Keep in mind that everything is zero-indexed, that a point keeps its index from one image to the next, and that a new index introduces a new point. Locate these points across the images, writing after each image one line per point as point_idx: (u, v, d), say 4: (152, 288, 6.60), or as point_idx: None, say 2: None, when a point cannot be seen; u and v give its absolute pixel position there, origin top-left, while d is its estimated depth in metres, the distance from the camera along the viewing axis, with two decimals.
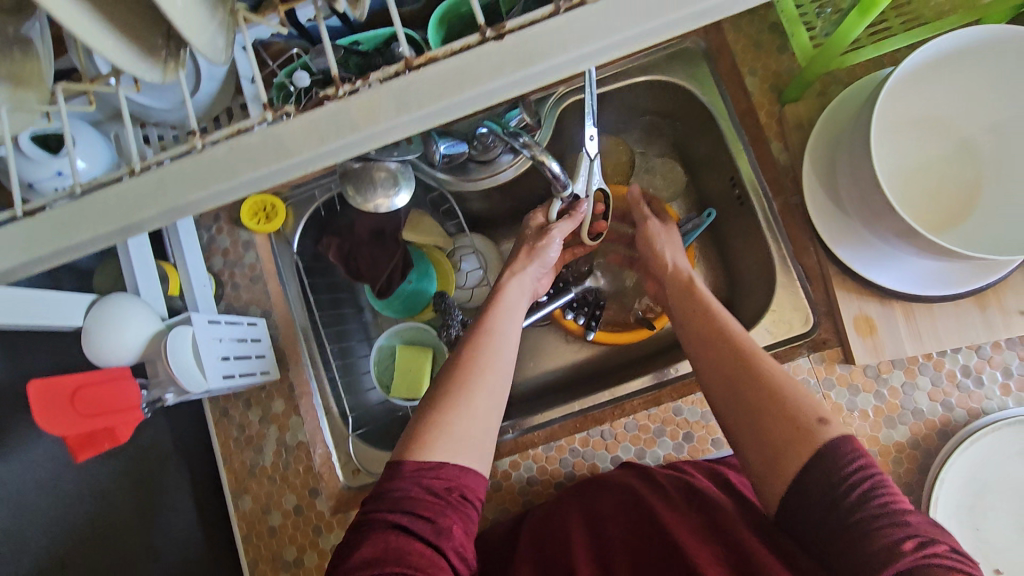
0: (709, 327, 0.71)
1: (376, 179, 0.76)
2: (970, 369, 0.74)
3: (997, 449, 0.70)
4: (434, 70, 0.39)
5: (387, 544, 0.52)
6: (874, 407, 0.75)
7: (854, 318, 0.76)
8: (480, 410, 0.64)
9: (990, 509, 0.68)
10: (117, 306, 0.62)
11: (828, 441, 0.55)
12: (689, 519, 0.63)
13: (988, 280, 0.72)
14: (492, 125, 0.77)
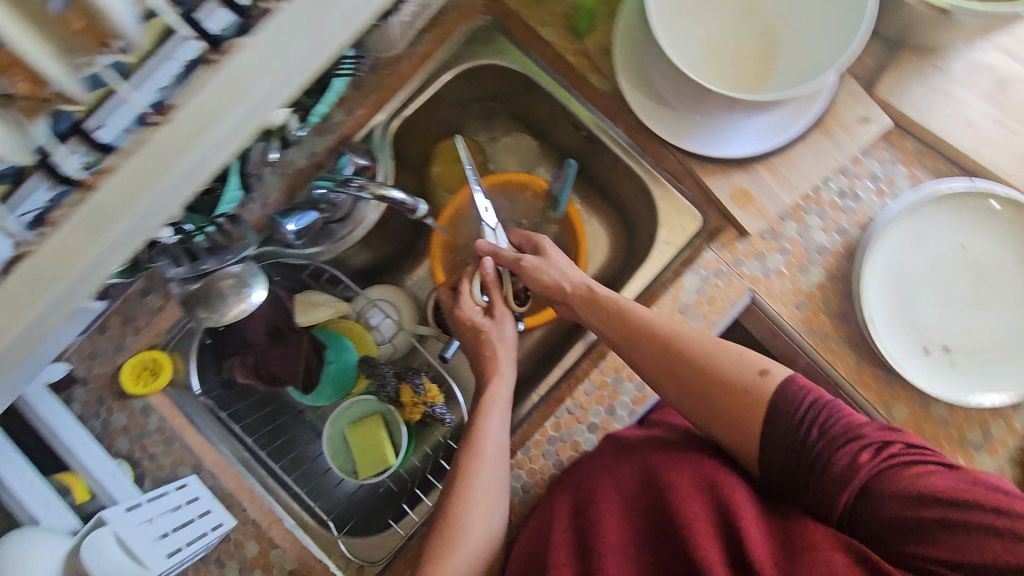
0: (620, 323, 0.72)
1: (225, 292, 0.69)
2: (845, 191, 0.78)
3: (893, 249, 0.74)
4: (116, 179, 0.36)
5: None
6: (785, 263, 0.77)
7: (731, 195, 0.79)
8: (489, 514, 0.67)
9: (914, 301, 0.73)
10: (22, 545, 0.56)
11: (773, 391, 0.62)
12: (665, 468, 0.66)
13: (813, 110, 0.78)
14: (322, 183, 0.74)
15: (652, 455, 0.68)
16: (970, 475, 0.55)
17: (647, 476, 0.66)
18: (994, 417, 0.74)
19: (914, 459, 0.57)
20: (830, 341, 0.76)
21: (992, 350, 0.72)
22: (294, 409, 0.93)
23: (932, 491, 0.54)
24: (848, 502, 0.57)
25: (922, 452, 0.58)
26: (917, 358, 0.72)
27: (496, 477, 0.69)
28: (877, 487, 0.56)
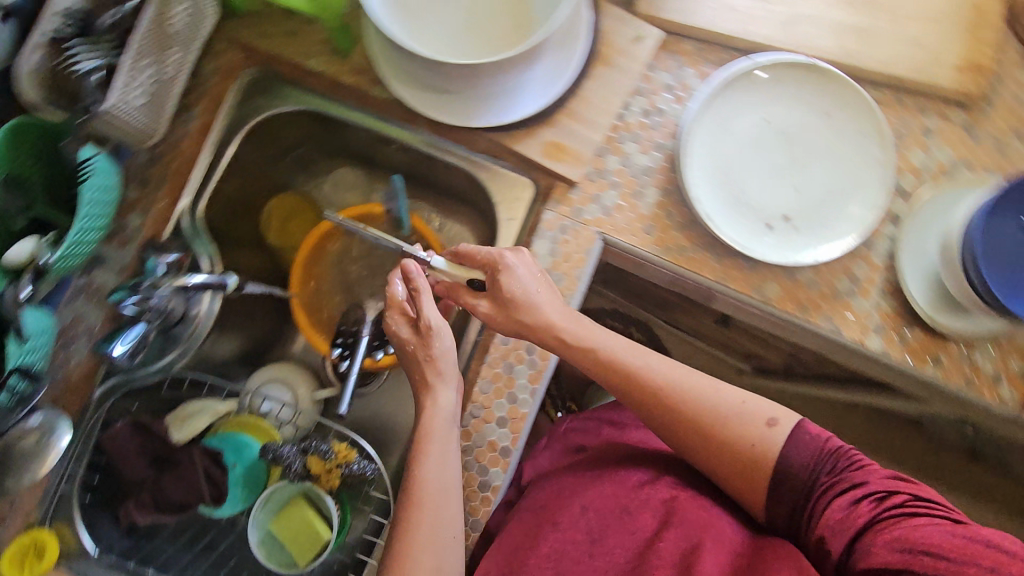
0: (600, 364, 0.70)
1: (27, 451, 0.68)
2: (649, 110, 0.80)
3: (706, 149, 0.76)
4: None
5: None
6: (620, 197, 0.78)
7: (544, 150, 0.77)
8: (440, 547, 0.64)
9: (743, 190, 0.76)
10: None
11: (780, 440, 0.63)
12: (638, 503, 0.69)
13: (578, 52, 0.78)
14: (117, 294, 0.68)
15: (630, 491, 0.71)
16: (977, 532, 0.52)
17: (622, 501, 0.70)
18: (856, 262, 0.77)
19: (923, 514, 0.55)
20: (687, 252, 0.77)
21: (825, 203, 0.75)
22: (222, 523, 0.83)
23: (922, 545, 0.52)
24: (840, 551, 0.58)
25: (934, 507, 0.56)
26: (762, 234, 0.75)
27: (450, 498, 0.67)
28: (868, 536, 0.56)
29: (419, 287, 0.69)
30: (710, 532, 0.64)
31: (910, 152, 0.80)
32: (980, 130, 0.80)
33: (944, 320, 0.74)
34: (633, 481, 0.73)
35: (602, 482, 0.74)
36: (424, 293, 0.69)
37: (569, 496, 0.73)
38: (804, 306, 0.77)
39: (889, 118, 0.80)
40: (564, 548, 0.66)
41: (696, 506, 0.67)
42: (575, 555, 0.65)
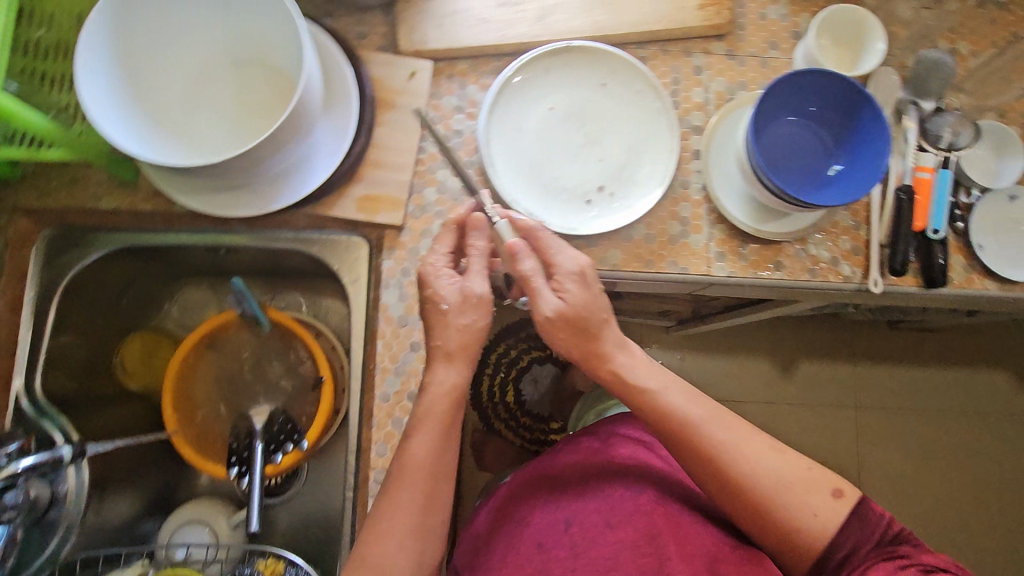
0: (672, 429, 0.67)
1: None
2: (447, 134, 0.82)
3: (510, 152, 0.79)
4: None
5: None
6: (447, 223, 0.80)
7: (358, 206, 0.78)
8: (413, 545, 0.63)
9: (556, 179, 0.79)
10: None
11: (845, 513, 0.64)
12: (621, 516, 0.72)
13: (355, 107, 0.77)
14: None
15: (616, 501, 0.73)
16: None
17: (609, 514, 0.72)
18: (679, 205, 0.82)
19: None
20: None
21: (630, 163, 0.79)
22: None
23: None
24: None
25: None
26: (585, 211, 0.78)
27: (433, 492, 0.64)
28: None
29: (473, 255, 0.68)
30: (682, 550, 0.68)
31: (691, 92, 0.85)
32: (743, 54, 0.86)
33: (769, 229, 0.80)
34: (615, 492, 0.74)
35: (590, 489, 0.76)
36: (471, 264, 0.68)
37: (559, 505, 0.75)
38: (649, 261, 0.81)
39: (663, 69, 0.85)
40: (549, 566, 0.69)
41: (670, 515, 0.72)
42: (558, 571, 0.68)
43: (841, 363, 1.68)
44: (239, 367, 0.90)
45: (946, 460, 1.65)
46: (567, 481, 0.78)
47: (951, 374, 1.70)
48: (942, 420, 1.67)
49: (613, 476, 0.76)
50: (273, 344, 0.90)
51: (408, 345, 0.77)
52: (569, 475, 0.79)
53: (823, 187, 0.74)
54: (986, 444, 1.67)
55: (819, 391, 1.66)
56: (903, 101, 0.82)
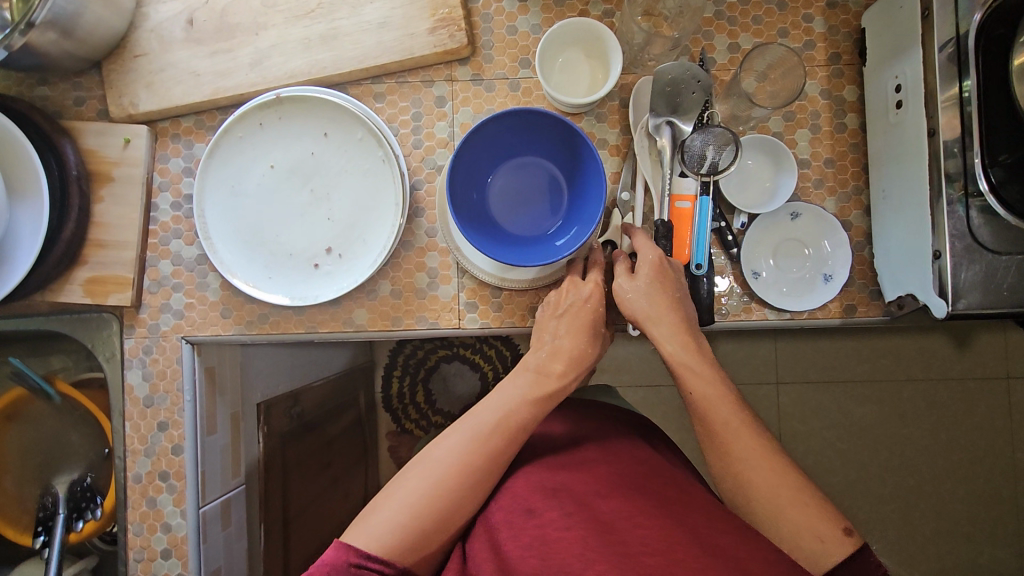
0: (717, 407, 0.66)
1: None
2: (177, 198, 0.78)
3: (227, 215, 0.74)
4: None
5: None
6: (186, 294, 0.78)
7: (84, 290, 0.76)
8: (473, 452, 0.65)
9: (279, 239, 0.75)
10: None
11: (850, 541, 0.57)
12: (647, 484, 0.67)
13: (46, 191, 0.71)
14: None
15: (618, 475, 0.69)
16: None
17: (636, 475, 0.69)
18: (426, 254, 0.76)
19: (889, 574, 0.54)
20: (270, 317, 0.77)
21: (358, 221, 0.75)
22: None
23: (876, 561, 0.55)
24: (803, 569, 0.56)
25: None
26: (312, 275, 0.75)
27: (509, 441, 0.67)
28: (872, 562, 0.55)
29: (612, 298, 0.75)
30: (697, 516, 0.60)
31: (434, 127, 0.77)
32: (490, 77, 0.77)
33: (516, 277, 0.73)
34: (606, 469, 0.71)
35: (616, 459, 0.73)
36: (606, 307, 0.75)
37: (587, 466, 0.72)
38: (396, 318, 0.76)
39: (401, 104, 0.77)
40: (543, 531, 0.62)
41: (671, 488, 0.67)
42: (555, 533, 0.61)
43: (764, 338, 1.30)
44: (41, 438, 0.92)
45: (874, 432, 1.29)
46: (564, 459, 0.74)
47: (881, 337, 1.28)
48: (914, 388, 1.28)
49: (610, 458, 0.73)
50: (72, 411, 0.92)
51: (155, 425, 0.78)
52: (568, 455, 0.75)
53: (546, 244, 0.68)
54: (918, 411, 1.28)
55: (735, 369, 1.30)
56: (656, 124, 0.72)
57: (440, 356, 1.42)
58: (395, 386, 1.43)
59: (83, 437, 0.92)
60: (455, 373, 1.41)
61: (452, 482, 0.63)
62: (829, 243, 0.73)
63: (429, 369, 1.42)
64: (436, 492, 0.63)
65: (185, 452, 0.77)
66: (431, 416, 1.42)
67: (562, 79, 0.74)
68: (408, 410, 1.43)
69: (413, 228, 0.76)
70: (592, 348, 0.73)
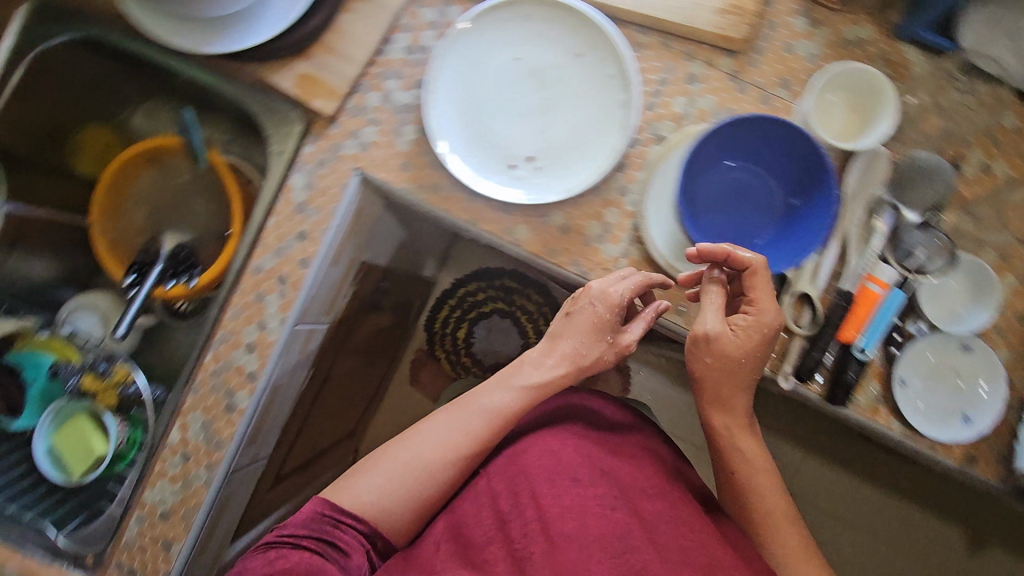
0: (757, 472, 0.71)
1: None
2: (411, 46, 0.80)
3: (453, 84, 0.76)
4: None
5: (301, 562, 0.60)
6: (378, 131, 0.79)
7: (297, 81, 0.78)
8: (459, 437, 0.70)
9: (489, 124, 0.76)
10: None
11: None
12: (684, 496, 0.70)
13: None
14: None
15: (662, 479, 0.71)
16: None
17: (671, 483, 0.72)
18: (608, 208, 0.76)
19: None
20: (442, 191, 0.78)
21: (569, 143, 0.75)
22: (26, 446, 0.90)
23: None
24: None
25: None
26: (501, 172, 0.75)
27: (499, 431, 0.71)
28: None
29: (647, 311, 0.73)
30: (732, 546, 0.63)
31: (673, 100, 0.77)
32: (747, 80, 0.77)
33: (685, 268, 0.74)
34: (647, 465, 0.72)
35: (653, 459, 0.75)
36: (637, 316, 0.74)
37: (627, 455, 0.73)
38: (554, 250, 0.77)
39: (654, 62, 0.77)
40: (587, 502, 0.64)
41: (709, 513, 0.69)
42: (597, 509, 0.63)
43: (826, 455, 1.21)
44: (169, 192, 0.96)
45: None
46: (607, 438, 0.75)
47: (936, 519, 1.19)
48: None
49: (649, 458, 0.74)
50: (208, 180, 0.94)
51: (294, 233, 0.79)
52: (610, 435, 0.76)
53: (750, 254, 0.69)
54: None
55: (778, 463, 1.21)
56: (881, 201, 0.72)
57: (495, 306, 1.40)
58: (444, 312, 1.45)
59: (197, 212, 0.96)
60: (501, 328, 1.40)
61: (432, 465, 0.69)
62: (986, 389, 0.73)
63: (480, 312, 1.42)
64: (418, 471, 0.68)
65: (310, 268, 0.78)
66: (462, 355, 1.43)
67: (818, 115, 0.73)
68: (444, 340, 1.44)
69: (608, 178, 0.76)
70: (592, 351, 0.73)
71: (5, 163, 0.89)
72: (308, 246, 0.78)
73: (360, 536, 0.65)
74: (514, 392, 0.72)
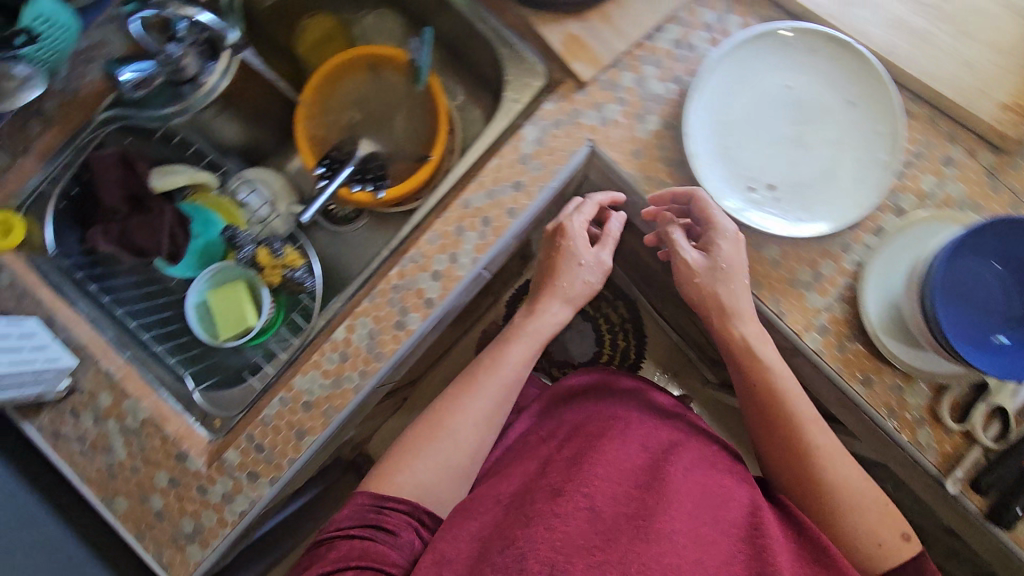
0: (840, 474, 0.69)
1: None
2: (679, 41, 0.79)
3: (718, 89, 0.75)
4: None
5: (354, 548, 0.63)
6: (621, 112, 0.79)
7: (564, 41, 0.79)
8: (472, 412, 0.76)
9: (740, 140, 0.75)
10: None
11: None
12: (726, 489, 0.73)
13: None
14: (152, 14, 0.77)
15: (700, 462, 0.77)
16: None
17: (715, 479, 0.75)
18: (824, 258, 0.75)
19: None
20: (666, 190, 0.78)
21: (812, 184, 0.74)
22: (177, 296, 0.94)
23: None
24: None
25: None
26: (738, 191, 0.74)
27: (504, 402, 0.78)
28: None
29: (610, 224, 0.81)
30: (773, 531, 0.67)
31: (923, 175, 0.75)
32: (1006, 182, 0.74)
33: (889, 344, 0.72)
34: (687, 458, 0.77)
35: (692, 453, 0.79)
36: (603, 238, 0.81)
37: (660, 450, 0.78)
38: (757, 282, 0.76)
39: (915, 134, 0.76)
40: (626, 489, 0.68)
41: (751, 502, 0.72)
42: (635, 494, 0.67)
43: None
44: (375, 102, 0.98)
45: None
46: (642, 436, 0.80)
47: None
48: None
49: (691, 453, 0.79)
50: (418, 102, 0.95)
51: (510, 181, 0.79)
52: (643, 433, 0.80)
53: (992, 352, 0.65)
54: None
55: None
56: None
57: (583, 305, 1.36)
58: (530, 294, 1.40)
59: (394, 128, 0.98)
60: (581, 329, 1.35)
61: (457, 442, 0.74)
62: None
63: None
64: (442, 450, 0.74)
65: (516, 220, 0.78)
66: None
67: None
68: None
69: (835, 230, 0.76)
70: (562, 272, 0.81)
71: (249, 21, 0.91)
72: (521, 197, 0.78)
73: (404, 514, 0.68)
74: (531, 346, 0.80)
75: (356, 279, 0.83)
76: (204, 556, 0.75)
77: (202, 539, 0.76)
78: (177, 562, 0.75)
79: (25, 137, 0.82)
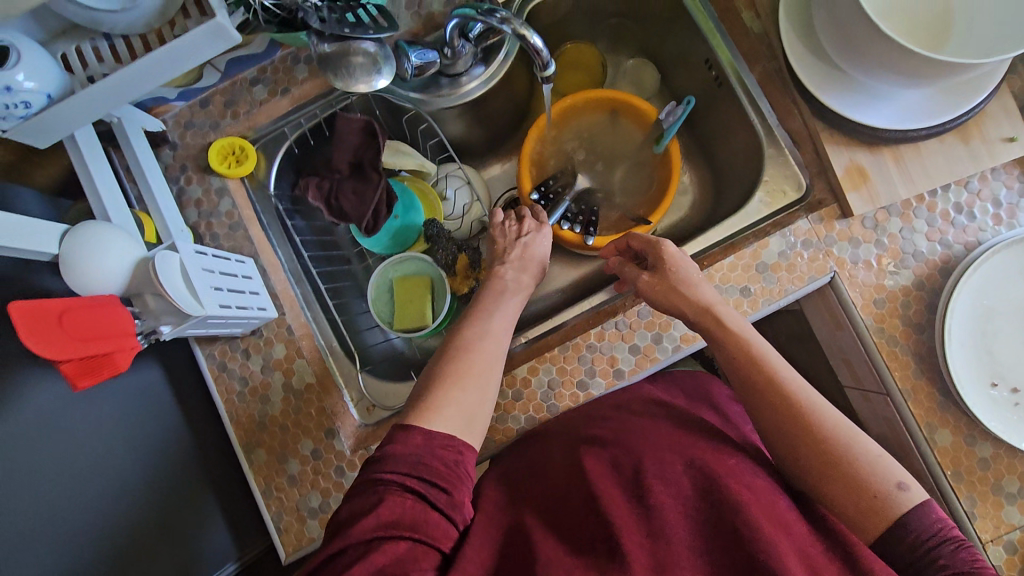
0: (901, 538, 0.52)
1: None
2: (962, 206, 0.75)
3: (993, 272, 0.71)
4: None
5: (406, 513, 0.51)
6: (876, 256, 0.75)
7: (847, 169, 0.76)
8: (475, 387, 0.62)
9: (999, 330, 0.71)
10: (93, 230, 0.54)
11: None
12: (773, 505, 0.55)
13: (965, 108, 0.73)
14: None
15: (740, 468, 0.59)
16: None
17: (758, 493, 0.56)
18: None
19: None
20: (895, 349, 0.74)
21: None
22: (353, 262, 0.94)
23: None
24: None
25: None
26: (979, 385, 0.70)
27: (489, 365, 0.65)
28: None
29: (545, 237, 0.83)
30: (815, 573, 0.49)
31: None
32: None
33: None
34: (723, 465, 0.59)
35: (732, 460, 0.60)
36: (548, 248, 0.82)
37: (689, 451, 0.61)
38: (957, 474, 0.72)
39: None
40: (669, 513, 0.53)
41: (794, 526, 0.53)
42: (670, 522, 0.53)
43: None
44: (603, 143, 0.95)
45: None
46: (677, 438, 0.63)
47: None
48: None
49: (723, 456, 0.60)
50: (647, 160, 0.93)
51: (741, 284, 0.76)
52: (679, 436, 0.63)
53: None
54: None
55: None
56: None
57: None
58: None
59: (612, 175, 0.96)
60: None
61: (464, 407, 0.60)
62: None
63: None
64: (452, 422, 0.59)
65: None
66: None
67: None
68: None
69: None
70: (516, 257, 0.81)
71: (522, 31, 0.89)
72: (746, 304, 0.75)
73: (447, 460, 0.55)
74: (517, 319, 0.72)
75: (559, 315, 0.82)
76: (320, 535, 0.75)
77: (323, 518, 0.75)
78: (292, 531, 0.75)
79: (289, 79, 0.81)
